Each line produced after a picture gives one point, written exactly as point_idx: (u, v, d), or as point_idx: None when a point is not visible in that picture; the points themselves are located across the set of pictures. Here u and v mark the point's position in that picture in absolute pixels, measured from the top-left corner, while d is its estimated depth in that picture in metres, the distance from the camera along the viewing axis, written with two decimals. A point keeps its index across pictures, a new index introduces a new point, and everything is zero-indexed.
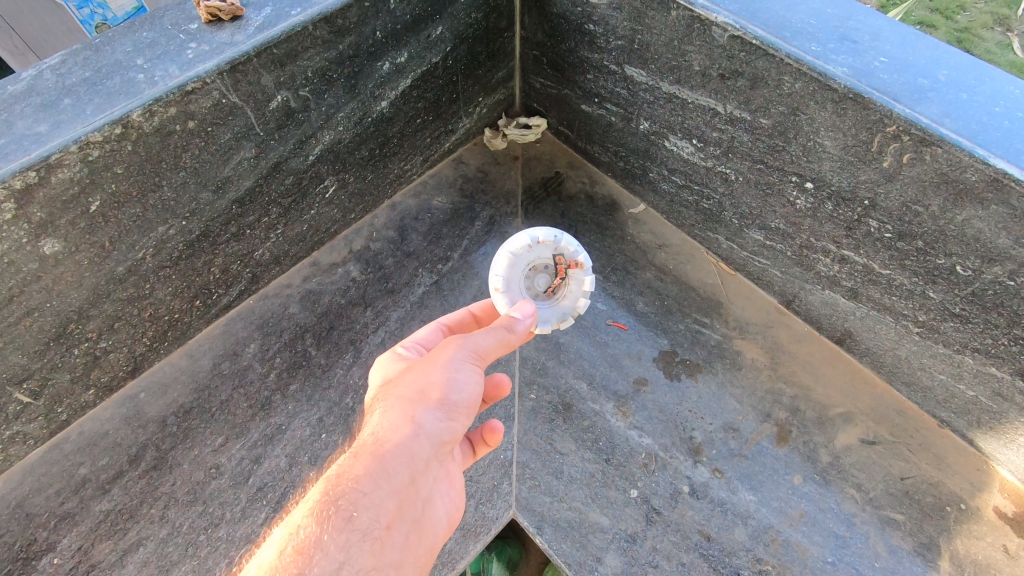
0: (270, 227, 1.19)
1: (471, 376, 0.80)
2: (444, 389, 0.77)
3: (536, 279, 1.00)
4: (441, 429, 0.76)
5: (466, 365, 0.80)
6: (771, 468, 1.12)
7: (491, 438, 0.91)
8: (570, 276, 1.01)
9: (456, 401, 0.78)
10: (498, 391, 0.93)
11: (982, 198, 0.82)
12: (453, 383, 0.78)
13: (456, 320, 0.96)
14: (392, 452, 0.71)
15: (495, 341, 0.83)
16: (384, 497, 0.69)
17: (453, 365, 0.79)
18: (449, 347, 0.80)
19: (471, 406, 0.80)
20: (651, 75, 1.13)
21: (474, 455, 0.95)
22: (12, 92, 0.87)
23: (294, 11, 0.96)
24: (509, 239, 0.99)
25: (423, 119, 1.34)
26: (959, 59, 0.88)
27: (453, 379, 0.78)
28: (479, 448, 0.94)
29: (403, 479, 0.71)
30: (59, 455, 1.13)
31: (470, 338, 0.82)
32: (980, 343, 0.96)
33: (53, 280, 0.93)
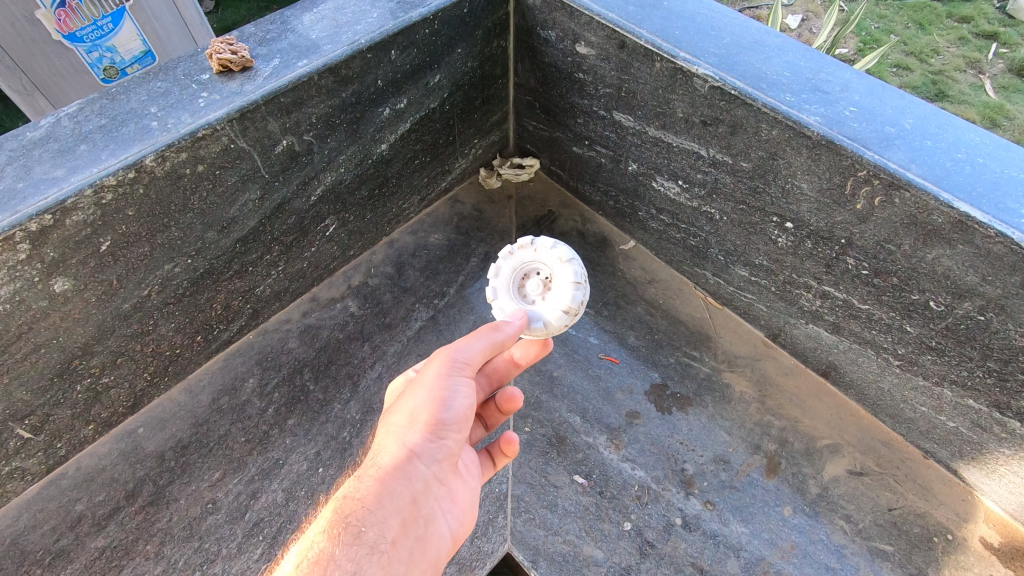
0: (271, 265, 1.23)
1: (462, 389, 0.86)
2: (437, 406, 0.83)
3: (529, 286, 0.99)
4: (438, 445, 0.82)
5: (457, 380, 0.86)
6: (761, 499, 1.14)
7: (509, 449, 0.98)
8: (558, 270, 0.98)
9: (451, 417, 0.84)
10: (512, 404, 1.04)
11: (948, 238, 0.87)
12: (445, 400, 0.84)
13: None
14: (393, 471, 0.79)
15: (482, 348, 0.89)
16: (388, 512, 0.77)
17: (444, 380, 0.85)
18: (438, 365, 0.87)
19: (465, 420, 0.86)
20: (638, 120, 1.20)
21: (493, 465, 1.03)
22: (31, 139, 0.92)
23: (300, 62, 1.02)
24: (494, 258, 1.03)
25: (421, 161, 1.40)
26: (922, 109, 0.94)
27: (445, 395, 0.84)
28: (499, 459, 1.03)
29: (405, 495, 0.79)
30: (56, 491, 1.13)
31: (457, 354, 0.88)
32: (957, 376, 1.00)
33: (61, 317, 0.95)
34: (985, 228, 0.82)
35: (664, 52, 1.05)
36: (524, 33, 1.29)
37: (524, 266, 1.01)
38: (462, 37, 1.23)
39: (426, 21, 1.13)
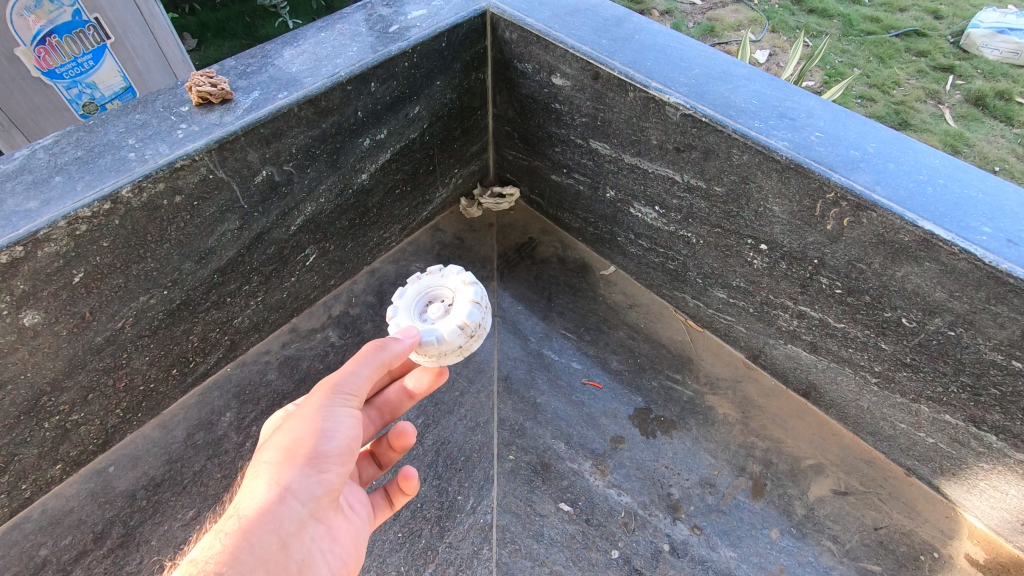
0: (250, 295, 1.22)
1: (346, 419, 0.85)
2: (316, 438, 0.81)
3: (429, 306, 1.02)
4: (314, 482, 0.80)
5: (339, 412, 0.84)
6: (749, 523, 1.13)
7: (407, 485, 0.99)
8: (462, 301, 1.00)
9: (329, 454, 0.81)
10: (404, 439, 1.03)
11: (916, 256, 0.89)
12: (321, 433, 0.81)
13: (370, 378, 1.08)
14: (263, 519, 0.75)
15: (368, 374, 0.87)
16: (253, 555, 0.72)
17: (331, 411, 0.84)
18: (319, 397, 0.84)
19: (351, 447, 0.84)
20: (614, 148, 1.23)
21: (390, 506, 1.02)
22: (5, 171, 0.91)
23: (280, 95, 1.03)
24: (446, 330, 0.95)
25: (402, 190, 1.41)
26: (884, 134, 0.99)
27: (329, 423, 0.83)
28: (396, 498, 1.02)
29: (276, 537, 0.75)
30: (19, 536, 1.08)
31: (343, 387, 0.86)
32: (933, 392, 1.01)
33: (29, 351, 0.93)
34: (949, 246, 0.85)
35: (636, 82, 1.09)
36: (502, 66, 1.33)
37: (431, 294, 1.04)
38: (440, 70, 1.26)
39: (406, 54, 1.16)
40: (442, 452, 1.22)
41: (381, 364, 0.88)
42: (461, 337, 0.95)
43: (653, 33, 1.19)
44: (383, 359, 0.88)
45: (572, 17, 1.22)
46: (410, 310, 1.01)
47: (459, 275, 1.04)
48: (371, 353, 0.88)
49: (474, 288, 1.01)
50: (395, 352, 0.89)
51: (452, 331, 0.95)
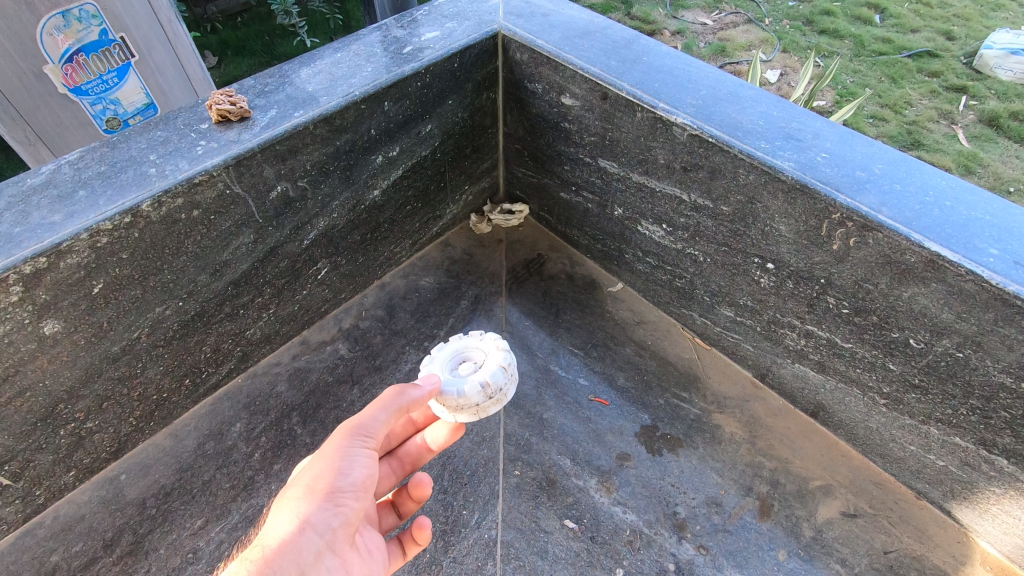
0: (262, 307, 1.24)
1: (365, 459, 0.86)
2: (334, 475, 0.83)
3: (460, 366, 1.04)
4: (331, 517, 0.81)
5: (357, 451, 0.86)
6: (756, 544, 1.12)
7: (420, 535, 0.99)
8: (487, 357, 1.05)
9: (347, 489, 0.83)
10: (421, 489, 1.03)
11: (922, 277, 0.89)
12: (339, 471, 0.83)
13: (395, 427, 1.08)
14: (283, 552, 0.77)
15: (386, 418, 0.89)
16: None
17: (351, 449, 0.86)
18: (339, 438, 0.86)
19: (366, 486, 0.86)
20: (622, 166, 1.24)
21: (403, 554, 1.02)
22: (31, 185, 0.95)
23: (296, 113, 1.07)
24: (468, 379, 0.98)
25: (413, 206, 1.43)
26: (890, 155, 1.00)
27: (347, 461, 0.85)
28: (409, 547, 1.02)
29: (294, 572, 0.76)
30: (31, 541, 1.10)
31: (361, 427, 0.87)
32: (942, 414, 1.00)
33: (48, 359, 0.95)
34: (956, 267, 0.85)
35: (644, 103, 1.11)
36: (512, 85, 1.36)
37: (464, 351, 1.08)
38: (452, 90, 1.29)
39: (418, 74, 1.19)
40: (448, 466, 1.23)
41: (398, 408, 0.89)
42: (480, 398, 0.97)
43: (661, 55, 1.21)
44: (402, 404, 0.89)
45: (581, 39, 1.25)
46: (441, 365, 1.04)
47: (494, 342, 1.07)
48: (390, 398, 0.89)
49: (505, 356, 1.04)
50: (415, 399, 0.91)
51: (471, 388, 0.96)
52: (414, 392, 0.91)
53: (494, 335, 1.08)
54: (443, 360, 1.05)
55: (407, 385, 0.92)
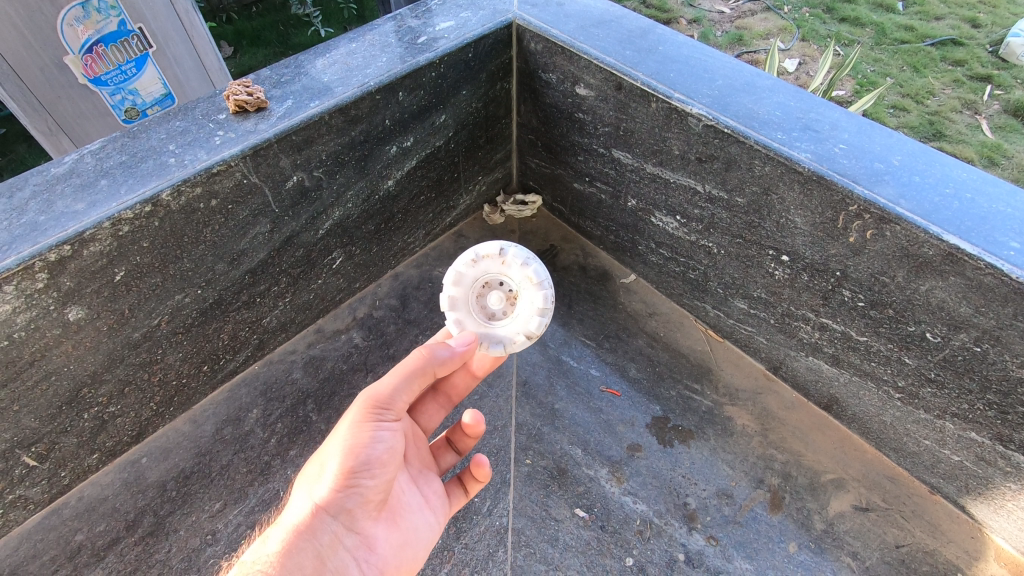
0: (278, 296, 1.26)
1: (383, 436, 0.87)
2: (348, 457, 0.84)
3: (489, 298, 1.01)
4: (348, 498, 0.84)
5: (372, 430, 0.86)
6: (766, 536, 1.12)
7: (479, 472, 1.03)
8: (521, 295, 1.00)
9: (363, 469, 0.85)
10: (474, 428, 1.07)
11: (940, 270, 0.88)
12: (356, 452, 0.85)
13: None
14: (302, 534, 0.81)
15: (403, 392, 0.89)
16: (290, 571, 0.79)
17: (368, 429, 0.87)
18: (354, 417, 0.87)
19: (386, 463, 0.87)
20: (636, 157, 1.24)
21: (465, 493, 1.07)
22: (55, 174, 0.97)
23: (312, 103, 1.07)
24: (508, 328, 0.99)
25: (426, 197, 1.44)
26: (910, 146, 0.98)
27: (365, 441, 0.85)
28: (470, 485, 1.07)
29: (314, 552, 0.81)
30: (57, 521, 1.13)
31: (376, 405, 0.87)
32: (958, 409, 1.00)
33: (73, 345, 0.98)
34: (975, 260, 0.84)
35: (659, 93, 1.10)
36: (527, 76, 1.35)
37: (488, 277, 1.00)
38: (467, 80, 1.29)
39: (433, 64, 1.19)
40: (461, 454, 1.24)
41: (419, 376, 0.91)
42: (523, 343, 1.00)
43: (678, 44, 1.20)
44: (417, 376, 0.90)
45: (596, 29, 1.24)
46: (469, 303, 1.00)
47: (523, 268, 0.98)
48: (407, 371, 0.90)
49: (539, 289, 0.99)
50: (439, 365, 0.91)
51: (512, 342, 0.99)
52: (441, 353, 0.92)
53: (522, 258, 0.98)
54: (469, 293, 1.00)
55: (435, 346, 0.93)
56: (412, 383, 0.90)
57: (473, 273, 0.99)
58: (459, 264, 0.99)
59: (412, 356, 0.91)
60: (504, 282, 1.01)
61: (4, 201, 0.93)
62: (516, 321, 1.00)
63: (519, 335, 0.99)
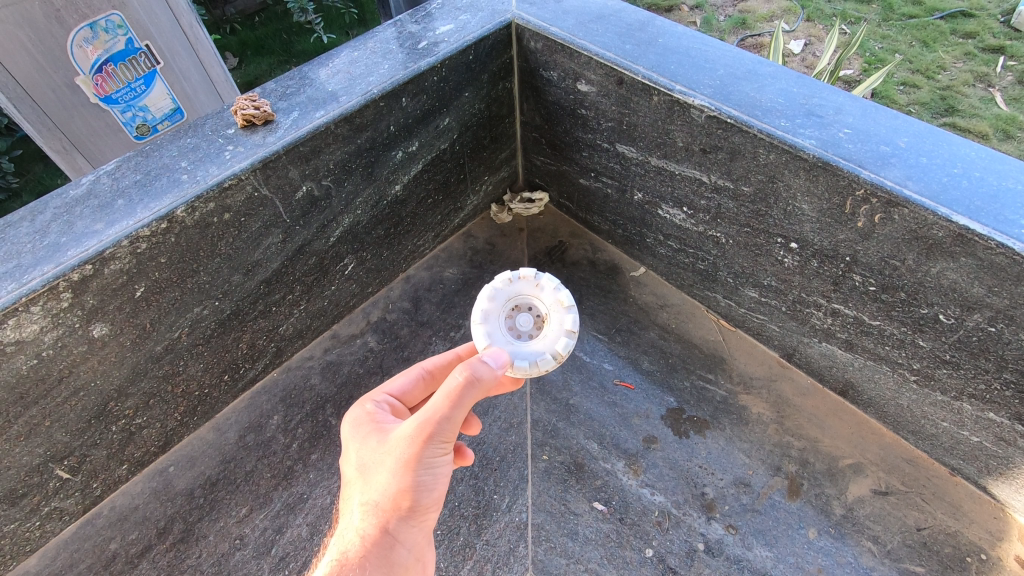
0: (293, 304, 1.28)
1: (442, 464, 0.79)
2: (413, 489, 0.77)
3: (518, 318, 0.95)
4: (415, 523, 0.79)
5: (434, 457, 0.77)
6: (785, 522, 1.13)
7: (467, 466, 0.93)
8: (551, 317, 0.94)
9: (424, 499, 0.78)
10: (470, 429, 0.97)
11: (951, 251, 0.88)
12: (421, 484, 0.77)
13: (441, 364, 0.94)
14: (379, 564, 0.76)
15: (461, 414, 0.77)
16: None
17: (431, 456, 0.77)
18: (411, 444, 0.76)
19: (444, 487, 0.81)
20: (640, 151, 1.24)
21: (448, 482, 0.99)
22: (73, 196, 0.99)
23: (318, 114, 1.09)
24: (525, 346, 0.91)
25: (434, 200, 1.46)
26: (916, 127, 0.97)
27: (429, 471, 0.77)
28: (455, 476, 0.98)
29: None
30: (91, 530, 1.17)
31: (434, 431, 0.75)
32: (975, 390, 0.99)
33: (98, 360, 1.01)
34: (985, 240, 0.83)
35: (661, 86, 1.10)
36: (528, 74, 1.36)
37: (511, 300, 0.95)
38: (469, 82, 1.30)
39: (434, 68, 1.20)
40: (477, 452, 1.25)
41: (471, 393, 0.76)
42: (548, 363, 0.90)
43: (677, 36, 1.20)
44: (475, 399, 0.77)
45: (596, 24, 1.24)
46: (499, 320, 0.94)
47: (555, 294, 0.95)
48: (461, 394, 0.75)
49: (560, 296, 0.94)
50: (488, 378, 0.77)
51: (540, 362, 0.88)
52: (487, 368, 0.77)
53: (554, 283, 0.95)
54: (501, 313, 0.95)
55: (474, 360, 0.78)
56: (469, 402, 0.77)
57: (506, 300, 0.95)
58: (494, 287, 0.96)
59: (459, 375, 0.76)
60: (533, 306, 0.97)
61: (27, 224, 0.96)
62: (543, 342, 0.91)
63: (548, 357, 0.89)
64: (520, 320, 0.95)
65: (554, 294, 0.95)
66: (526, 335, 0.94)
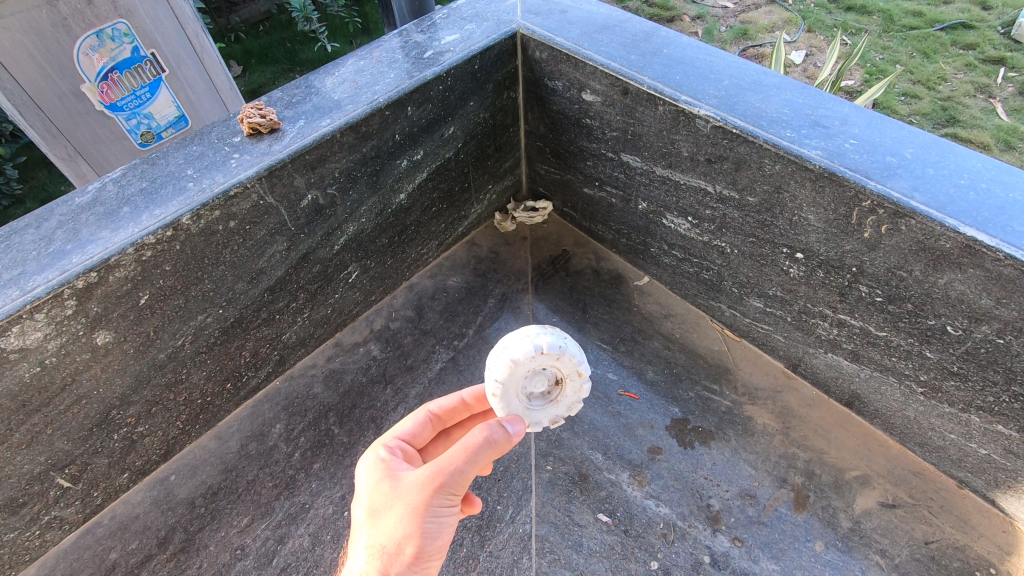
0: (297, 312, 1.28)
1: (448, 514, 0.79)
2: (421, 537, 0.77)
3: (534, 384, 0.93)
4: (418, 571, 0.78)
5: (442, 506, 0.78)
6: (791, 535, 1.12)
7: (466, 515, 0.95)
8: (567, 385, 0.94)
9: (429, 547, 0.78)
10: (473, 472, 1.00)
11: (958, 262, 0.88)
12: (427, 532, 0.77)
13: (446, 408, 0.94)
14: None
15: (474, 470, 0.79)
16: None
17: (439, 505, 0.78)
18: (423, 493, 0.77)
19: (447, 537, 0.81)
20: (645, 160, 1.24)
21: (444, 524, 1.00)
22: (79, 204, 0.99)
23: (324, 122, 1.09)
24: (541, 415, 0.95)
25: (438, 208, 1.46)
26: (922, 138, 0.98)
27: (435, 519, 0.78)
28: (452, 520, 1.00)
29: None
30: (91, 540, 1.16)
31: (445, 482, 0.77)
32: (982, 402, 0.98)
33: (101, 368, 1.00)
34: (993, 252, 0.83)
35: (666, 96, 1.10)
36: (533, 84, 1.36)
37: (529, 371, 0.91)
38: (474, 91, 1.30)
39: (440, 78, 1.20)
40: None
41: (486, 448, 0.79)
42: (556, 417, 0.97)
43: (682, 46, 1.20)
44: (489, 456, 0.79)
45: (601, 34, 1.25)
46: (516, 389, 0.91)
47: (575, 365, 0.91)
48: (476, 450, 0.78)
49: (578, 366, 0.92)
50: (505, 440, 0.80)
51: (549, 423, 0.96)
52: (507, 431, 0.80)
53: (577, 357, 0.91)
54: (518, 383, 0.91)
55: (493, 422, 0.81)
56: (483, 459, 0.79)
57: (524, 367, 0.90)
58: (514, 353, 0.89)
59: (478, 434, 0.79)
60: (550, 371, 0.93)
61: (33, 231, 0.96)
62: (557, 407, 0.96)
63: (557, 417, 0.97)
64: (536, 386, 0.93)
65: (574, 369, 0.92)
66: (540, 398, 0.95)
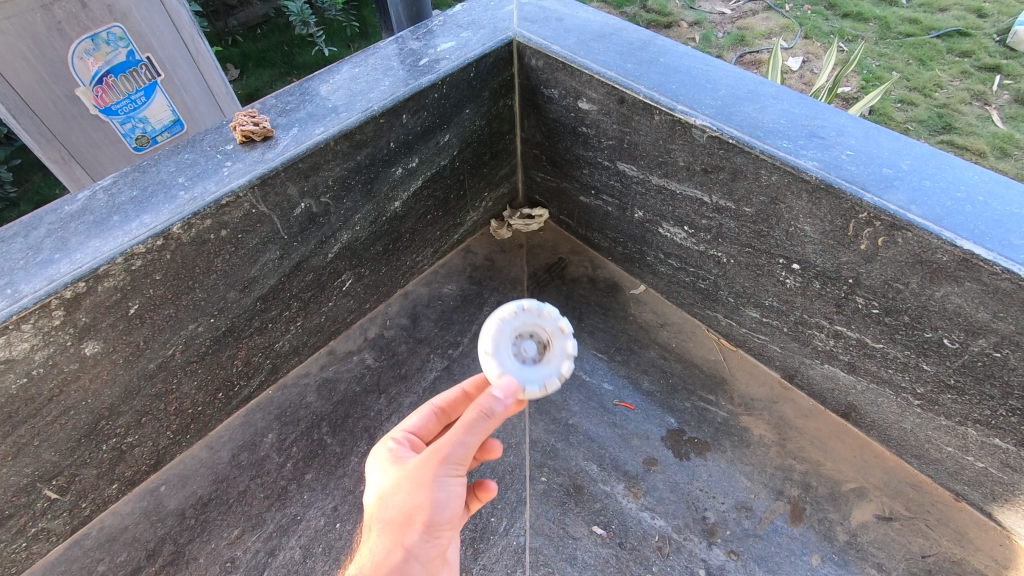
0: (290, 320, 1.27)
1: (455, 487, 0.77)
2: (429, 508, 0.76)
3: (522, 347, 0.90)
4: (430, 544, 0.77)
5: (447, 479, 0.76)
6: (787, 549, 1.10)
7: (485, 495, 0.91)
8: (555, 343, 0.91)
9: (439, 520, 0.76)
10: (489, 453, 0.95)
11: (955, 276, 0.87)
12: (435, 503, 0.76)
13: (450, 399, 0.92)
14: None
15: (475, 441, 0.76)
16: None
17: (444, 475, 0.76)
18: (428, 465, 0.76)
19: (459, 512, 0.78)
20: (641, 169, 1.24)
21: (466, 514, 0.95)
22: (68, 212, 0.98)
23: (317, 130, 1.08)
24: (534, 372, 0.87)
25: (433, 216, 1.45)
26: (918, 150, 0.97)
27: (441, 492, 0.76)
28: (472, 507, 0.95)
29: None
30: (79, 552, 1.14)
31: (447, 454, 0.75)
32: (979, 415, 0.98)
33: (90, 378, 0.99)
34: (990, 265, 0.82)
35: (662, 106, 1.10)
36: (529, 92, 1.36)
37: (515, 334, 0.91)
38: (469, 99, 1.29)
39: (435, 85, 1.20)
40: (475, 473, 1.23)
41: (485, 419, 0.75)
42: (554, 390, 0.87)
43: (679, 55, 1.20)
44: (490, 424, 0.75)
45: (597, 42, 1.24)
46: (506, 349, 0.89)
47: (557, 320, 0.92)
48: (474, 419, 0.74)
49: (561, 323, 0.92)
50: (502, 411, 0.75)
51: (547, 388, 0.85)
52: (504, 401, 0.75)
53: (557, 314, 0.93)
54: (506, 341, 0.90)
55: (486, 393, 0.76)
56: (483, 431, 0.76)
57: (508, 326, 0.90)
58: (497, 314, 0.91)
59: (476, 402, 0.75)
60: (535, 336, 0.92)
61: (21, 239, 0.95)
62: (551, 367, 0.88)
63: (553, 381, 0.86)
64: (525, 348, 0.90)
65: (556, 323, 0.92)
66: (531, 362, 0.89)
